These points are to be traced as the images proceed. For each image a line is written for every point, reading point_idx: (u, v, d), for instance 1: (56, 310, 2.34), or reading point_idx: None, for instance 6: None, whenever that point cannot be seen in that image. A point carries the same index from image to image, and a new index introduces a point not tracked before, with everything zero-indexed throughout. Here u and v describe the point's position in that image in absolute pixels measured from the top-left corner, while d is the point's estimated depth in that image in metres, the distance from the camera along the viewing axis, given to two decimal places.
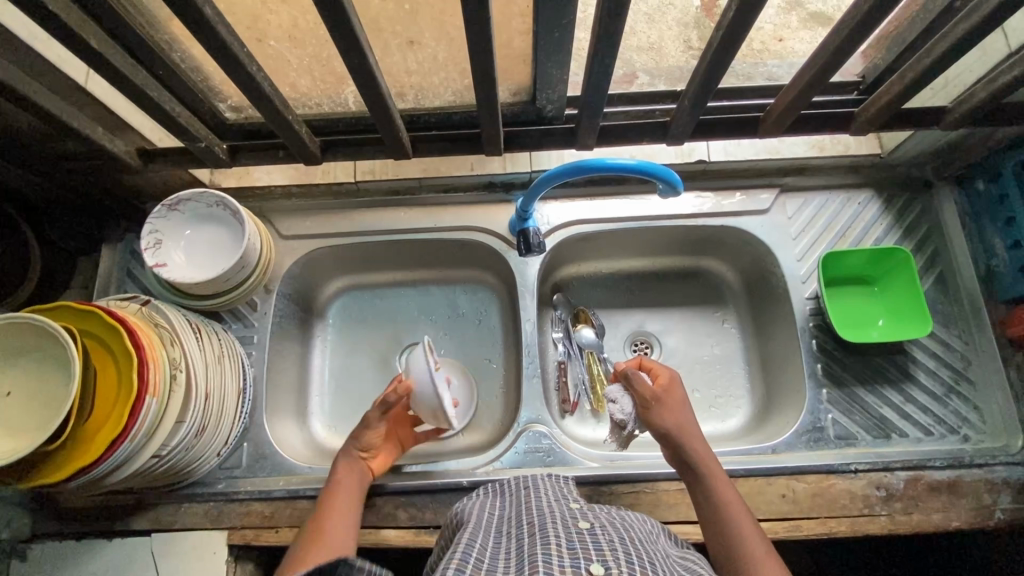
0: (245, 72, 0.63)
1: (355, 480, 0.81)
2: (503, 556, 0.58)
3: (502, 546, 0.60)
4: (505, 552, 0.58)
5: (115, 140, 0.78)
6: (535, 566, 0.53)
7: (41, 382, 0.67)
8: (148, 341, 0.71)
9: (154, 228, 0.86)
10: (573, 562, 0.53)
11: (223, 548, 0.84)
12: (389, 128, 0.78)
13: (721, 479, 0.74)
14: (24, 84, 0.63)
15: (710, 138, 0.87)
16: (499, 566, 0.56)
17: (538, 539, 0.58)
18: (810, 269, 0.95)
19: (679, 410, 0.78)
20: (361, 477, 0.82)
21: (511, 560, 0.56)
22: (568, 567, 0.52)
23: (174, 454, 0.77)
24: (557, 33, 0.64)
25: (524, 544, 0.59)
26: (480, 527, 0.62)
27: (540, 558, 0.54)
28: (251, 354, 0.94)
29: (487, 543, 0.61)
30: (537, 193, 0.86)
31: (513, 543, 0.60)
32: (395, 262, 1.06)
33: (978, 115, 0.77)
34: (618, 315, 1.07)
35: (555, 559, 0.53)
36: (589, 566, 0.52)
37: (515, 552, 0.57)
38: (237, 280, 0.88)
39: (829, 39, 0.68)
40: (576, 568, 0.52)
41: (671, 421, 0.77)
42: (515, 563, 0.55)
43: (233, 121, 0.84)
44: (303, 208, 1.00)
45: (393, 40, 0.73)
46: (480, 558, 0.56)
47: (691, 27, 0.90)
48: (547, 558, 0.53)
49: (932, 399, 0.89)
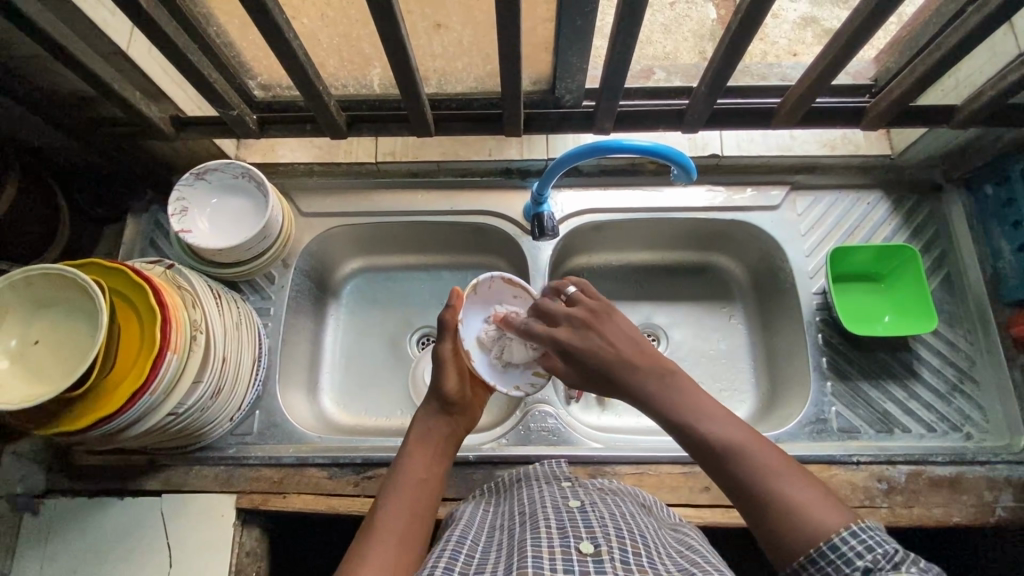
0: (282, 37, 0.66)
1: (441, 432, 0.72)
2: (496, 546, 0.58)
3: (495, 536, 0.60)
4: (497, 545, 0.58)
5: (151, 106, 0.82)
6: (524, 551, 0.53)
7: (69, 332, 0.69)
8: (173, 302, 0.73)
9: (181, 196, 0.89)
10: (562, 542, 0.53)
11: (231, 512, 0.87)
12: (414, 105, 0.81)
13: (684, 390, 0.61)
14: (71, 42, 0.67)
15: (723, 128, 0.89)
16: (490, 558, 0.55)
17: (529, 525, 0.58)
18: (818, 266, 0.97)
19: (607, 334, 0.65)
20: (447, 429, 0.73)
21: (503, 548, 0.56)
22: (558, 547, 0.53)
23: (190, 413, 0.78)
24: (579, 21, 0.67)
25: (515, 533, 0.58)
26: (472, 525, 0.62)
27: (530, 542, 0.54)
28: (267, 325, 0.96)
29: (481, 539, 0.60)
30: (552, 175, 0.88)
31: (505, 533, 0.60)
32: (412, 246, 1.09)
33: (986, 114, 0.79)
34: (627, 306, 1.08)
35: (545, 542, 0.53)
36: (579, 545, 0.53)
37: (506, 541, 0.58)
38: (259, 250, 0.90)
39: (843, 32, 0.71)
40: (565, 547, 0.53)
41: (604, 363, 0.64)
42: (506, 550, 0.56)
43: (261, 98, 0.86)
44: (324, 187, 1.03)
45: (421, 22, 0.76)
46: (471, 554, 0.56)
47: (706, 38, 0.96)
48: (536, 542, 0.54)
49: (935, 396, 0.90)
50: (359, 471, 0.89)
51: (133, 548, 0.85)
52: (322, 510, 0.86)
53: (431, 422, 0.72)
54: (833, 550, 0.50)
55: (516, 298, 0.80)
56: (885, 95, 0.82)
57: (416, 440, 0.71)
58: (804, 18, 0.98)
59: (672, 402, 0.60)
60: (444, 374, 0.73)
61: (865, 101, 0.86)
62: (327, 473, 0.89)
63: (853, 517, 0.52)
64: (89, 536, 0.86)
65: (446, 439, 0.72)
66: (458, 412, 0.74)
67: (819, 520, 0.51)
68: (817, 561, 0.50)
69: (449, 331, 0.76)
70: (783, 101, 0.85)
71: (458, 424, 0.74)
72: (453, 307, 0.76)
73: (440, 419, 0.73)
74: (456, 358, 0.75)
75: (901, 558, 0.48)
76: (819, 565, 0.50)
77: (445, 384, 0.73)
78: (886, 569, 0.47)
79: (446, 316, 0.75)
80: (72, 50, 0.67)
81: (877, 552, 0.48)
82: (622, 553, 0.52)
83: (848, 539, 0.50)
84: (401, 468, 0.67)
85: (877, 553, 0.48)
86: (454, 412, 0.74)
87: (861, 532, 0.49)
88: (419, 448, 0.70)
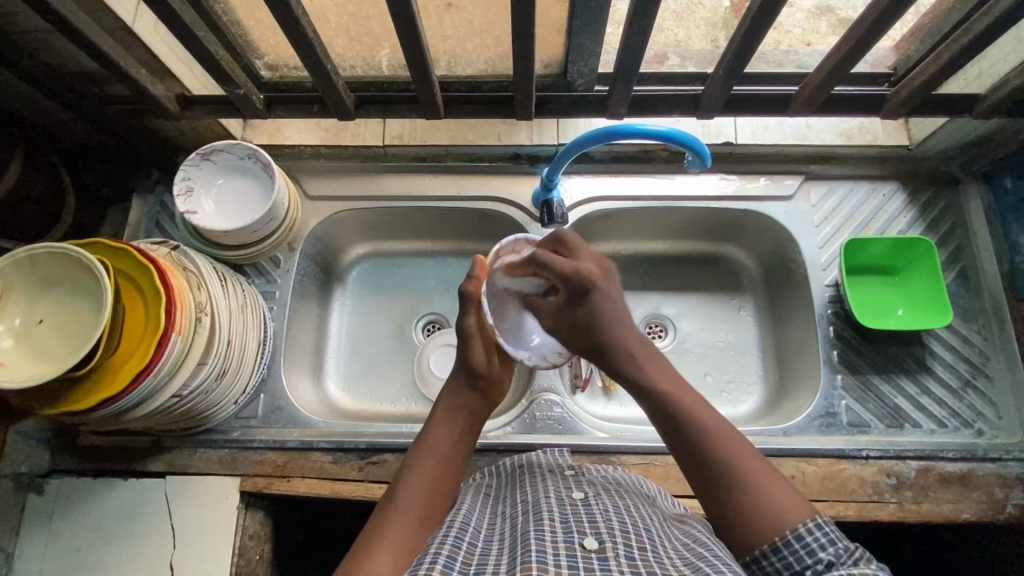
0: (291, 14, 0.65)
1: (472, 401, 0.71)
2: (498, 535, 0.57)
3: (496, 525, 0.60)
4: (500, 535, 0.57)
5: (157, 84, 0.80)
6: (527, 544, 0.52)
7: (72, 313, 0.68)
8: (178, 283, 0.72)
9: (187, 176, 0.88)
10: (566, 538, 0.52)
11: (234, 495, 0.86)
12: (425, 86, 0.79)
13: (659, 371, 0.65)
14: (76, 16, 0.66)
15: (739, 114, 0.87)
16: (492, 550, 0.55)
17: (531, 516, 0.58)
18: (831, 257, 0.95)
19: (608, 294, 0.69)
20: (476, 399, 0.72)
21: (504, 539, 0.56)
22: (561, 543, 0.52)
23: (195, 394, 0.78)
24: (594, 2, 0.65)
25: (518, 523, 0.58)
26: (474, 513, 0.61)
27: (532, 535, 0.53)
28: (272, 309, 0.96)
29: (483, 527, 0.60)
30: (563, 161, 0.87)
31: (507, 522, 0.59)
32: (419, 231, 1.08)
33: (1011, 103, 0.77)
34: (635, 296, 1.07)
35: (548, 535, 0.53)
36: (583, 541, 0.52)
37: (508, 532, 0.57)
38: (265, 233, 0.90)
39: (866, 17, 0.69)
40: (568, 544, 0.52)
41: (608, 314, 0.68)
42: (508, 541, 0.55)
43: (268, 79, 0.85)
44: (331, 170, 1.01)
45: (432, 1, 0.74)
46: (474, 543, 0.56)
47: (719, 27, 0.91)
48: (540, 535, 0.53)
49: (947, 392, 0.89)
50: (363, 456, 0.88)
51: (137, 530, 0.85)
52: (326, 494, 0.86)
53: (460, 395, 0.71)
54: (799, 540, 0.53)
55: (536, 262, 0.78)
56: (908, 82, 0.80)
57: (444, 411, 0.70)
58: (818, 7, 0.92)
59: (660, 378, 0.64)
60: (472, 345, 0.72)
61: (884, 90, 0.84)
62: (331, 458, 0.88)
63: (812, 509, 0.55)
64: (92, 516, 0.86)
65: (476, 413, 0.71)
66: (486, 387, 0.73)
67: (776, 507, 0.55)
68: (780, 550, 0.53)
69: (471, 303, 0.73)
70: (802, 88, 0.83)
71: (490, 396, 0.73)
72: (475, 278, 0.74)
73: (468, 394, 0.72)
74: (482, 332, 0.73)
75: (857, 552, 0.52)
76: (784, 555, 0.53)
77: (474, 359, 0.71)
78: (846, 564, 0.51)
79: (468, 286, 0.74)
80: (76, 24, 0.66)
81: (839, 547, 0.52)
82: (627, 548, 0.51)
83: (813, 530, 0.53)
84: (426, 442, 0.67)
85: (839, 547, 0.52)
86: (483, 388, 0.72)
87: (824, 526, 0.53)
88: (446, 422, 0.69)
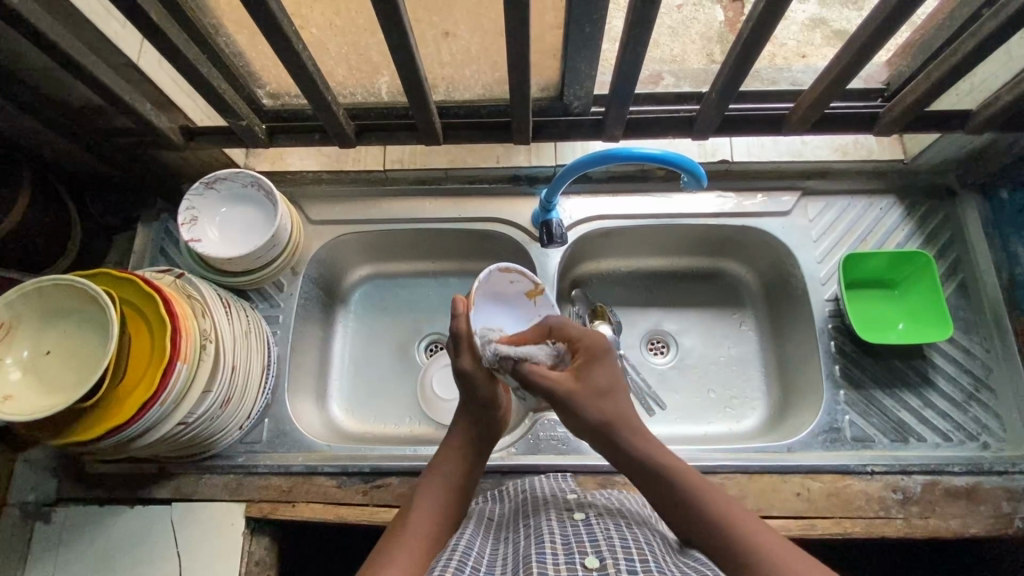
0: (292, 48, 0.67)
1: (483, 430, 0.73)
2: (501, 562, 0.57)
3: (500, 551, 0.60)
4: (503, 561, 0.57)
5: (161, 116, 0.82)
6: (530, 568, 0.52)
7: (80, 344, 0.69)
8: (182, 311, 0.73)
9: (191, 205, 0.89)
10: (568, 558, 0.53)
11: (240, 520, 0.87)
12: (423, 113, 0.81)
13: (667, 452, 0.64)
14: (82, 55, 0.68)
15: (734, 134, 0.88)
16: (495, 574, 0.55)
17: (533, 539, 0.58)
18: (830, 272, 0.96)
19: (614, 370, 0.67)
20: (486, 427, 0.73)
21: (508, 564, 0.56)
22: (563, 564, 0.52)
23: (200, 422, 0.78)
24: (588, 28, 0.66)
25: (520, 547, 0.58)
26: (477, 538, 0.61)
27: (534, 558, 0.53)
28: (276, 333, 0.96)
29: (486, 552, 0.60)
30: (560, 184, 0.89)
31: (510, 548, 0.59)
32: (422, 252, 1.09)
33: (1002, 118, 0.79)
34: (636, 314, 1.08)
35: (550, 558, 0.53)
36: (584, 560, 0.52)
37: (510, 557, 0.57)
38: (268, 258, 0.91)
39: (856, 38, 0.70)
40: (570, 564, 0.52)
41: (606, 379, 0.65)
42: (510, 568, 0.55)
43: (270, 107, 0.86)
44: (333, 194, 1.03)
45: (429, 31, 0.76)
46: (477, 568, 0.56)
47: (714, 41, 0.95)
48: (542, 557, 0.53)
49: (951, 405, 0.89)
50: (367, 480, 0.88)
51: (143, 558, 0.85)
52: (331, 519, 0.86)
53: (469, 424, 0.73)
54: None
55: (515, 281, 0.74)
56: (900, 99, 0.80)
57: (456, 440, 0.72)
58: (813, 20, 0.96)
59: (654, 455, 0.63)
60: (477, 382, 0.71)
61: (878, 106, 0.85)
62: (336, 482, 0.88)
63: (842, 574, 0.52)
64: (99, 545, 0.86)
65: (484, 446, 0.73)
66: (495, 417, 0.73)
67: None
68: None
69: (464, 344, 0.71)
70: (795, 106, 0.84)
71: (495, 427, 0.74)
72: (460, 316, 0.70)
73: (478, 423, 0.73)
74: (481, 370, 0.71)
75: None
76: None
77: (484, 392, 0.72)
78: None
79: (458, 325, 0.70)
80: (83, 62, 0.68)
81: None
82: (629, 563, 0.52)
83: None
84: (437, 468, 0.68)
85: None
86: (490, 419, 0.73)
87: None
88: (456, 452, 0.70)
